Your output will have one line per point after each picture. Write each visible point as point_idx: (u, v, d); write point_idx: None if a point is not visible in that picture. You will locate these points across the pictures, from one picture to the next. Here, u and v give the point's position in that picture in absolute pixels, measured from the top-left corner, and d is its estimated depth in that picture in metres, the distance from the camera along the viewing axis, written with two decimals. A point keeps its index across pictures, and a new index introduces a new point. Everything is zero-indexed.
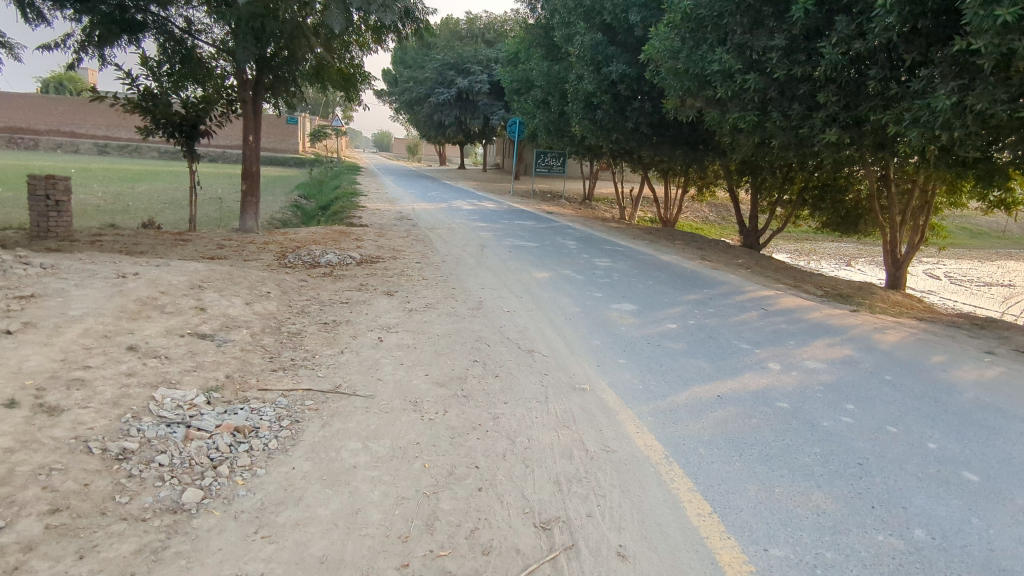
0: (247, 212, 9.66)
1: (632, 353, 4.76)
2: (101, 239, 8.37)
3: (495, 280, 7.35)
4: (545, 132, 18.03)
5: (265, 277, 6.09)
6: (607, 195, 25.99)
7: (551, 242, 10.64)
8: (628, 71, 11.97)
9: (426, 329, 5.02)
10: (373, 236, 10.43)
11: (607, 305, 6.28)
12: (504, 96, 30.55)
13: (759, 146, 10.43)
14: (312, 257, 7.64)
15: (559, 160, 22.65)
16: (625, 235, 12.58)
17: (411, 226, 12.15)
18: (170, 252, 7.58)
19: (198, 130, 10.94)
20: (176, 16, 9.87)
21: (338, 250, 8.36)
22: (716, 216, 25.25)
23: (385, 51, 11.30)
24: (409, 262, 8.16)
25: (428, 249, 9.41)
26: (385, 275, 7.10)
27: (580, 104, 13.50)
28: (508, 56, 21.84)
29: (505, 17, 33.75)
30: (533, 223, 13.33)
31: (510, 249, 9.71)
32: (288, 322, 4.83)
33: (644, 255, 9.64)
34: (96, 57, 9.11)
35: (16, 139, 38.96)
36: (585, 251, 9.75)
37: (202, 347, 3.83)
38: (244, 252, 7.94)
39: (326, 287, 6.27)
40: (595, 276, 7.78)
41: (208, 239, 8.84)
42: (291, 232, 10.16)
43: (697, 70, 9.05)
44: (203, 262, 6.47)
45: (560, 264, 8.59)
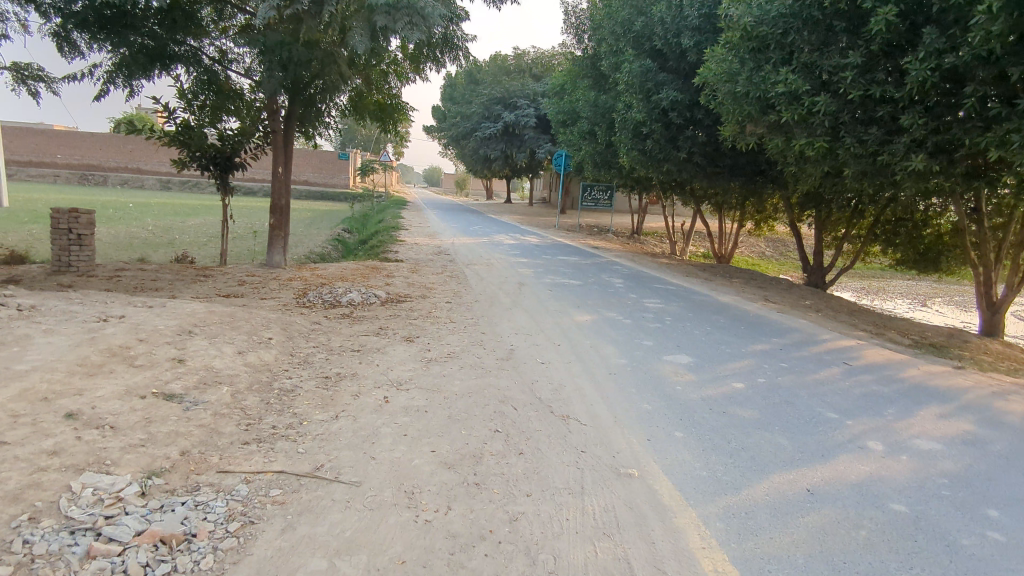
0: (275, 247, 9.24)
1: (691, 422, 3.88)
2: (122, 274, 8.02)
3: (531, 323, 6.58)
4: (591, 163, 17.38)
5: (272, 319, 5.48)
6: (656, 229, 25.06)
7: (596, 280, 9.85)
8: (680, 98, 11.22)
9: (443, 386, 4.27)
10: (406, 272, 9.85)
11: (658, 356, 5.42)
12: (551, 130, 30.19)
13: (828, 176, 9.45)
14: (334, 297, 7.05)
15: (606, 193, 21.92)
16: (675, 272, 11.67)
17: (448, 262, 11.55)
18: (185, 290, 7.12)
19: (233, 163, 10.73)
20: (210, 47, 9.67)
21: (364, 289, 7.76)
22: (773, 252, 23.94)
23: (424, 80, 10.90)
24: (438, 303, 7.49)
25: (461, 288, 8.74)
26: (408, 318, 6.44)
27: (629, 134, 12.78)
28: (555, 89, 21.43)
29: (553, 52, 33.65)
30: (577, 258, 12.58)
31: (551, 288, 8.95)
32: (283, 376, 4.15)
33: (698, 296, 8.70)
34: (126, 89, 8.91)
35: (86, 175, 40.88)
36: (632, 290, 8.90)
37: (164, 411, 3.17)
38: (263, 289, 7.44)
39: (339, 331, 5.61)
40: (644, 320, 6.93)
41: (231, 275, 8.41)
42: (321, 268, 9.69)
43: (758, 93, 8.19)
44: (212, 302, 5.94)
45: (604, 304, 7.77)
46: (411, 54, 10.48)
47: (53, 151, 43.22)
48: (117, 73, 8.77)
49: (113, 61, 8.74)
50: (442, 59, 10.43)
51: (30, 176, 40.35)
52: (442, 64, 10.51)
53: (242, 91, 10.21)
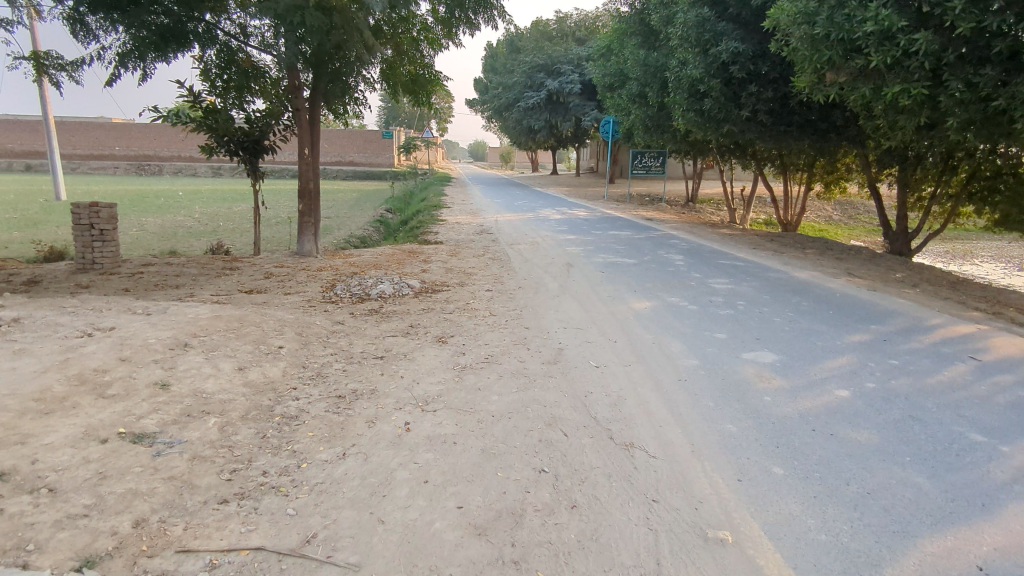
0: (305, 234, 8.68)
1: (791, 450, 3.06)
2: (147, 269, 7.60)
3: (581, 314, 5.81)
4: (642, 128, 16.22)
5: (287, 321, 4.84)
6: (712, 196, 23.65)
7: (652, 257, 8.94)
8: (743, 49, 10.05)
9: (478, 404, 3.56)
10: (444, 256, 9.17)
11: (735, 354, 4.57)
12: (597, 96, 28.84)
13: (921, 129, 8.24)
14: (363, 289, 6.42)
15: (658, 160, 20.67)
16: (741, 244, 10.59)
17: (490, 242, 10.81)
18: (207, 286, 6.60)
19: (261, 146, 10.30)
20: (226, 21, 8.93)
21: (396, 278, 7.12)
22: (841, 215, 22.25)
23: (457, 46, 10.08)
24: (477, 292, 6.76)
25: (504, 272, 8.01)
26: (443, 313, 5.76)
27: (684, 93, 11.67)
28: (600, 51, 20.18)
29: (597, 13, 32.07)
30: (630, 233, 11.64)
31: (602, 268, 8.13)
32: (290, 398, 3.50)
33: (772, 273, 7.68)
34: (138, 71, 8.41)
35: (143, 166, 41.81)
36: (693, 269, 7.95)
37: (127, 460, 2.54)
38: (289, 283, 6.87)
39: (363, 332, 4.95)
40: (710, 305, 6.05)
41: (259, 266, 7.90)
42: (355, 255, 9.13)
43: (841, 35, 7.11)
44: (228, 303, 5.37)
45: (663, 287, 6.92)
46: (442, 17, 9.67)
47: (111, 142, 44.37)
48: (128, 56, 8.27)
49: (125, 44, 8.25)
50: (476, 19, 9.56)
51: (91, 169, 41.49)
52: (477, 26, 9.64)
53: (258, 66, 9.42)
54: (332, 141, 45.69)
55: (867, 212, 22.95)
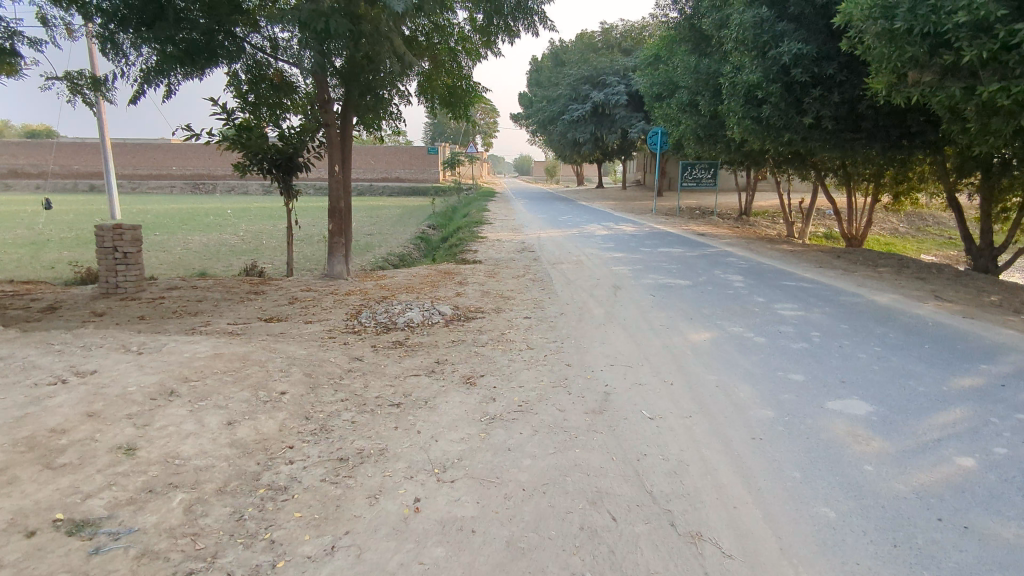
0: (335, 254, 8.23)
1: (916, 554, 2.31)
2: (171, 293, 7.28)
3: (630, 348, 5.11)
4: (693, 139, 15.40)
5: (298, 358, 4.31)
6: (767, 208, 22.51)
7: (707, 277, 8.19)
8: (806, 50, 9.21)
9: (506, 473, 2.92)
10: (482, 277, 8.61)
11: (818, 402, 3.79)
12: (644, 107, 28.05)
13: (1017, 132, 7.26)
14: (389, 318, 5.89)
15: (708, 171, 19.73)
16: (805, 262, 9.68)
17: (532, 261, 10.21)
18: (227, 314, 6.20)
19: (295, 164, 10.01)
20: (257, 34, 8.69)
21: (427, 303, 6.58)
22: (909, 227, 20.83)
23: (496, 56, 9.51)
24: (514, 319, 6.14)
25: (545, 295, 7.37)
26: (474, 345, 5.17)
27: (741, 99, 10.88)
28: (647, 60, 19.46)
29: (644, 23, 31.39)
30: (681, 249, 10.86)
31: (652, 291, 7.42)
32: (282, 463, 2.92)
33: (848, 297, 6.80)
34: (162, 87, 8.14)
35: (198, 185, 42.96)
36: (756, 291, 7.15)
37: (51, 564, 2.00)
38: (314, 310, 6.40)
39: (382, 371, 4.38)
40: (779, 337, 5.26)
41: (286, 290, 7.50)
42: (387, 277, 8.66)
43: (926, 28, 6.28)
44: (239, 338, 4.90)
45: (723, 313, 6.15)
46: (480, 25, 9.17)
47: (168, 163, 45.91)
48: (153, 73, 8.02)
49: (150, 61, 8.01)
50: (515, 25, 9.02)
51: (150, 188, 42.86)
52: (516, 34, 9.10)
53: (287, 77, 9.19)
54: (378, 158, 46.12)
55: (937, 224, 21.40)
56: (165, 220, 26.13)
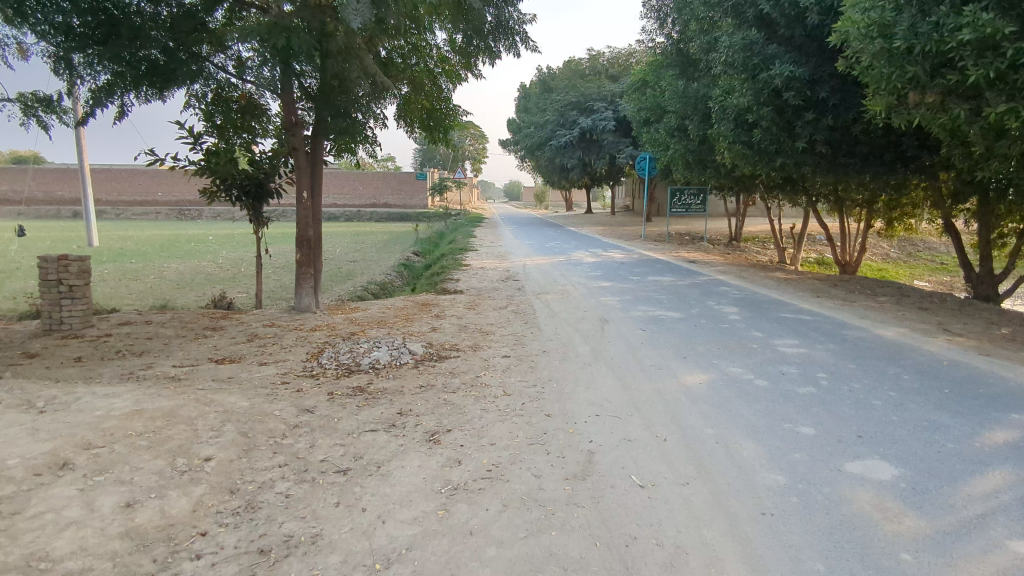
0: (303, 286, 7.67)
1: None
2: (119, 330, 6.69)
3: (619, 394, 4.58)
4: (682, 164, 15.09)
5: (236, 412, 3.74)
6: (757, 234, 22.23)
7: (699, 308, 7.73)
8: (799, 72, 8.88)
9: (464, 569, 2.37)
10: (461, 309, 8.09)
11: (834, 465, 3.27)
12: (632, 133, 27.93)
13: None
14: (352, 359, 5.34)
15: (698, 197, 19.44)
16: (801, 292, 9.25)
17: (515, 291, 9.71)
18: (175, 355, 5.63)
19: (266, 190, 9.53)
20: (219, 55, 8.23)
21: (397, 341, 6.05)
22: (900, 253, 20.60)
23: (477, 77, 9.14)
24: (491, 359, 5.61)
25: (527, 330, 6.85)
26: (443, 391, 4.63)
27: (731, 123, 10.55)
28: (634, 86, 19.26)
29: (631, 50, 31.53)
30: (672, 278, 10.41)
31: (641, 325, 6.92)
32: (185, 559, 2.34)
33: (852, 332, 6.32)
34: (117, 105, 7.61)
35: (183, 212, 42.34)
36: (753, 325, 6.67)
37: None
38: (272, 349, 5.84)
39: (333, 426, 3.82)
40: (782, 380, 4.77)
41: (247, 325, 6.93)
42: (359, 309, 8.12)
43: (927, 47, 5.93)
44: (176, 387, 4.33)
45: (719, 352, 5.65)
46: (459, 46, 8.81)
47: (154, 189, 45.33)
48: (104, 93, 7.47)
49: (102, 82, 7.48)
50: (496, 47, 8.67)
51: (134, 214, 42.16)
52: (497, 55, 8.74)
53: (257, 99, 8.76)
54: (366, 183, 45.80)
55: (928, 249, 21.18)
56: (145, 247, 25.48)
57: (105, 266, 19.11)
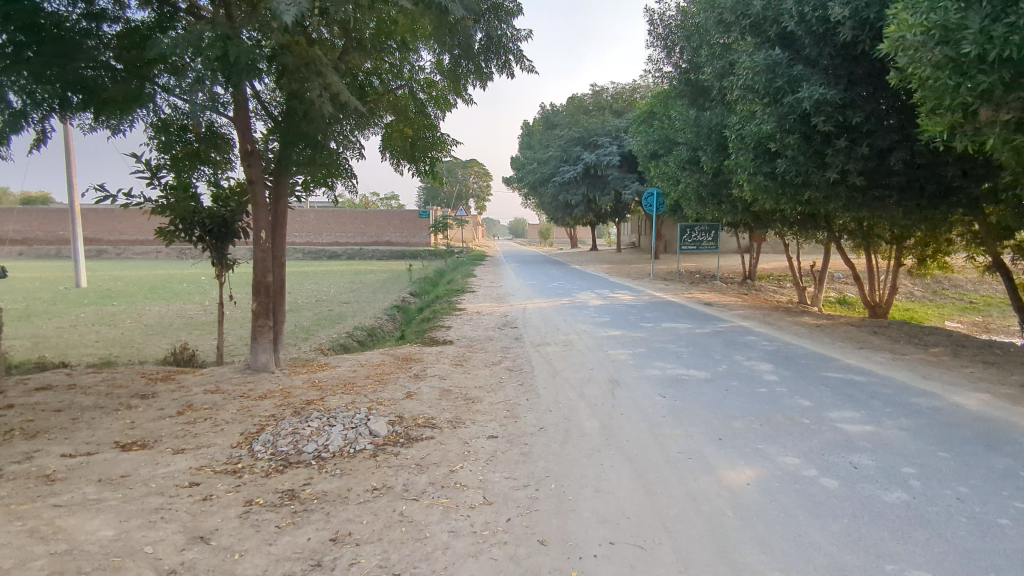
0: (259, 342, 6.55)
1: None
2: (30, 398, 5.54)
3: (640, 503, 3.36)
4: (693, 198, 14.07)
5: (85, 554, 2.58)
6: (772, 272, 21.12)
7: (726, 365, 6.55)
8: (830, 95, 7.91)
9: None
10: (447, 367, 6.93)
11: None
12: (637, 168, 27.10)
13: None
14: (292, 446, 4.18)
15: (709, 234, 18.40)
16: (841, 342, 8.06)
17: (512, 342, 8.56)
18: (75, 438, 4.47)
19: (232, 229, 8.53)
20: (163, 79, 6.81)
21: (359, 414, 4.89)
22: (924, 291, 19.44)
23: (467, 103, 8.15)
24: (472, 442, 4.42)
25: (523, 395, 5.67)
26: (400, 498, 3.44)
27: (751, 153, 9.56)
28: (640, 118, 18.42)
29: (635, 85, 31.06)
30: (688, 325, 9.26)
31: (660, 389, 5.73)
32: None
33: (923, 400, 5.12)
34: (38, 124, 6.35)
35: (182, 251, 41.63)
36: (797, 391, 5.49)
37: None
38: (200, 427, 4.68)
39: (227, 569, 2.62)
40: (859, 481, 3.56)
41: (186, 391, 5.78)
42: (329, 367, 6.98)
43: (1002, 52, 4.90)
44: (31, 500, 3.16)
45: (765, 432, 4.45)
46: (447, 68, 7.87)
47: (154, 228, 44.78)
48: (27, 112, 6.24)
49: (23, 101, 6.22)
50: (488, 68, 7.78)
51: (134, 254, 41.51)
52: (489, 77, 7.84)
53: (219, 128, 7.80)
54: (369, 221, 45.31)
55: (954, 287, 20.00)
56: (134, 288, 24.49)
57: (85, 309, 18.08)
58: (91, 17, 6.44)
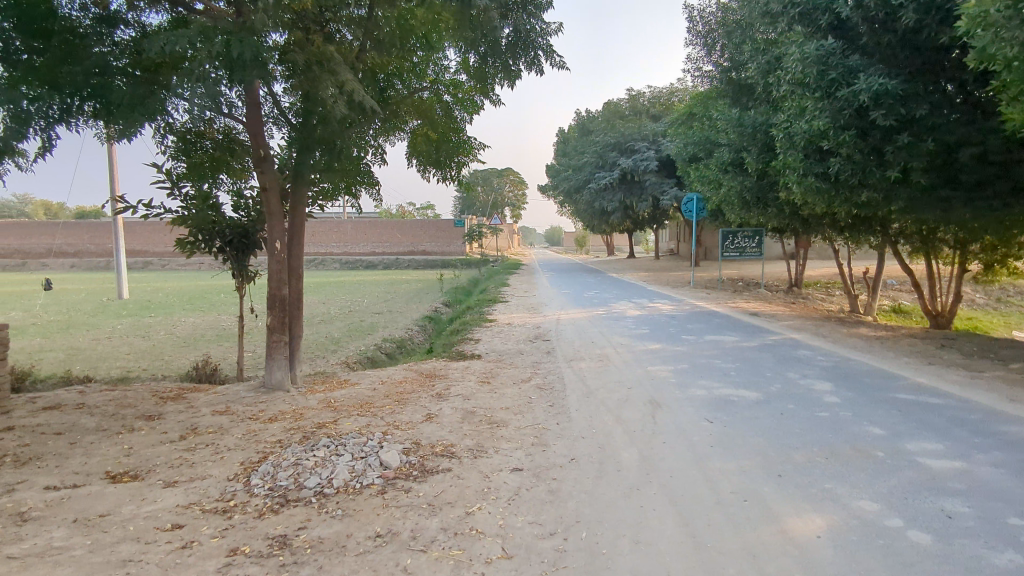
0: (274, 358, 6.20)
1: None
2: (34, 419, 5.26)
3: (688, 561, 2.80)
4: (736, 202, 13.35)
5: None
6: (820, 279, 20.10)
7: (779, 385, 5.91)
8: (891, 85, 7.21)
9: None
10: (473, 385, 6.45)
11: None
12: (676, 173, 26.33)
13: None
14: (292, 480, 3.75)
15: (752, 240, 17.57)
16: (906, 358, 7.31)
17: (544, 356, 8.04)
18: (65, 467, 4.13)
19: (253, 240, 8.27)
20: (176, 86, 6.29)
21: (372, 440, 4.45)
22: (988, 299, 18.20)
23: (495, 104, 7.69)
24: (493, 475, 3.92)
25: (553, 419, 5.15)
26: (406, 548, 2.97)
27: (800, 152, 8.89)
28: (678, 121, 17.75)
29: (673, 89, 30.35)
30: (734, 338, 8.59)
31: (706, 412, 5.13)
32: None
33: (1016, 429, 4.42)
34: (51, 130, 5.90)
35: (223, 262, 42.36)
36: (865, 416, 4.83)
37: None
38: (198, 454, 4.30)
39: None
40: (958, 535, 2.94)
41: (194, 411, 5.43)
42: (348, 385, 6.58)
43: None
44: None
45: (834, 468, 3.83)
46: (474, 68, 7.43)
47: None
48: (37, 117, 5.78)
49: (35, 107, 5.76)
50: (517, 67, 7.28)
51: (177, 265, 42.41)
52: (517, 77, 7.36)
53: (238, 136, 7.53)
54: (404, 231, 45.44)
55: (1020, 295, 18.69)
56: (173, 299, 24.79)
57: (123, 320, 18.23)
58: (104, 20, 6.07)
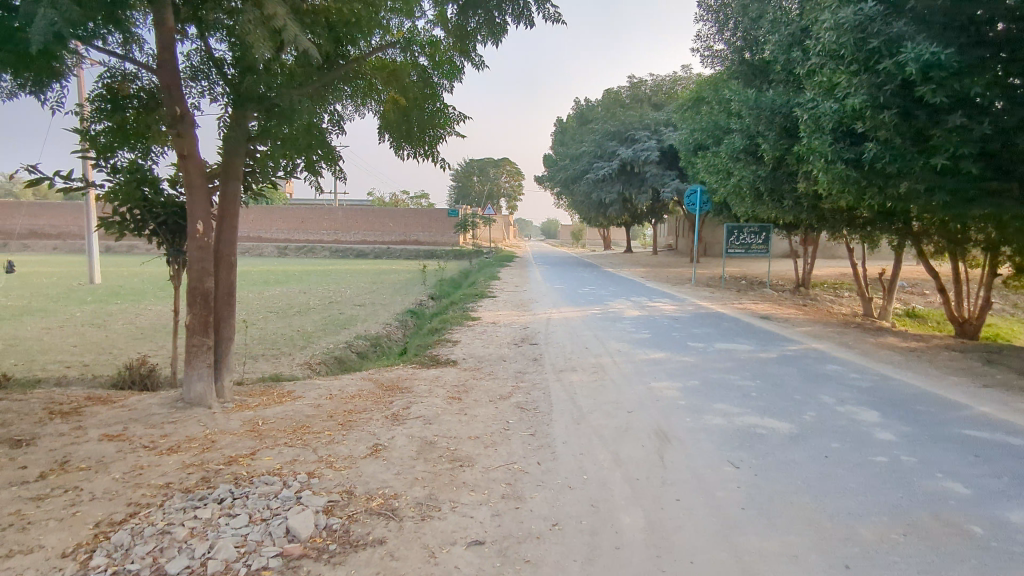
0: (194, 366, 5.07)
1: None
2: None
3: None
4: (746, 194, 12.22)
5: None
6: (828, 279, 19.01)
7: (814, 412, 4.79)
8: (943, 56, 6.05)
9: None
10: (441, 402, 5.31)
11: None
12: (678, 164, 25.20)
13: None
14: (148, 562, 2.59)
15: (759, 236, 16.43)
16: (954, 377, 6.22)
17: (529, 364, 6.91)
18: None
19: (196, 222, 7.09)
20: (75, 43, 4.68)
21: (286, 489, 3.31)
22: (1005, 304, 17.18)
23: (478, 67, 6.49)
24: (442, 554, 2.78)
25: (533, 456, 4.02)
26: None
27: (828, 135, 7.75)
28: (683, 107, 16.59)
29: (676, 77, 29.14)
30: (749, 347, 7.48)
31: (728, 451, 4.01)
32: None
33: None
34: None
35: None
36: (936, 466, 3.71)
37: None
38: (44, 507, 3.14)
39: None
40: None
41: (77, 435, 4.26)
42: (290, 398, 5.44)
43: None
44: None
45: (924, 556, 2.70)
46: (453, 23, 6.21)
47: None
48: None
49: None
50: (502, 20, 6.13)
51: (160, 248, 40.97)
52: (503, 32, 6.19)
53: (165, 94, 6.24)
54: (396, 219, 44.16)
55: None
56: (145, 285, 23.42)
57: (84, 308, 16.92)
58: None
